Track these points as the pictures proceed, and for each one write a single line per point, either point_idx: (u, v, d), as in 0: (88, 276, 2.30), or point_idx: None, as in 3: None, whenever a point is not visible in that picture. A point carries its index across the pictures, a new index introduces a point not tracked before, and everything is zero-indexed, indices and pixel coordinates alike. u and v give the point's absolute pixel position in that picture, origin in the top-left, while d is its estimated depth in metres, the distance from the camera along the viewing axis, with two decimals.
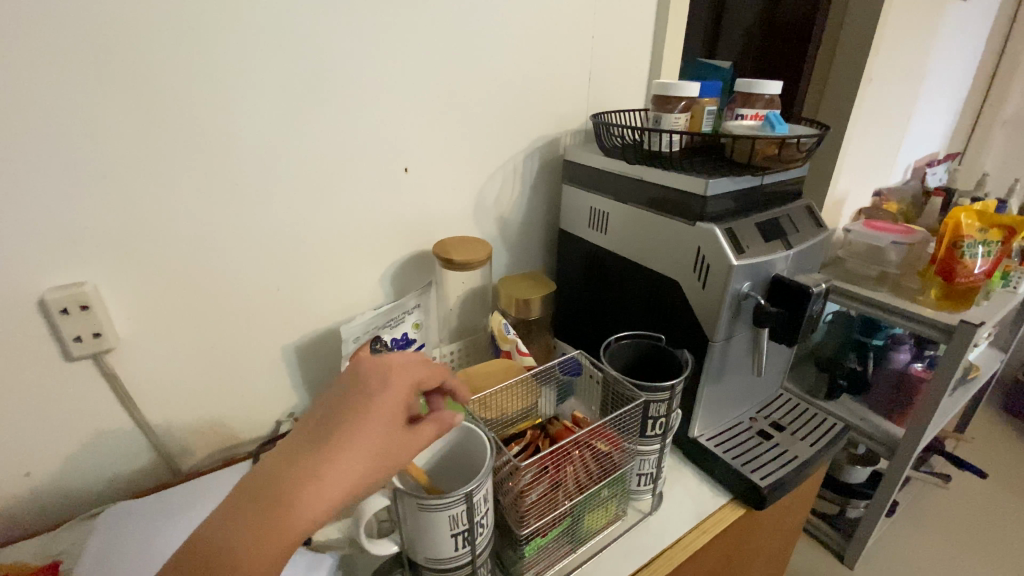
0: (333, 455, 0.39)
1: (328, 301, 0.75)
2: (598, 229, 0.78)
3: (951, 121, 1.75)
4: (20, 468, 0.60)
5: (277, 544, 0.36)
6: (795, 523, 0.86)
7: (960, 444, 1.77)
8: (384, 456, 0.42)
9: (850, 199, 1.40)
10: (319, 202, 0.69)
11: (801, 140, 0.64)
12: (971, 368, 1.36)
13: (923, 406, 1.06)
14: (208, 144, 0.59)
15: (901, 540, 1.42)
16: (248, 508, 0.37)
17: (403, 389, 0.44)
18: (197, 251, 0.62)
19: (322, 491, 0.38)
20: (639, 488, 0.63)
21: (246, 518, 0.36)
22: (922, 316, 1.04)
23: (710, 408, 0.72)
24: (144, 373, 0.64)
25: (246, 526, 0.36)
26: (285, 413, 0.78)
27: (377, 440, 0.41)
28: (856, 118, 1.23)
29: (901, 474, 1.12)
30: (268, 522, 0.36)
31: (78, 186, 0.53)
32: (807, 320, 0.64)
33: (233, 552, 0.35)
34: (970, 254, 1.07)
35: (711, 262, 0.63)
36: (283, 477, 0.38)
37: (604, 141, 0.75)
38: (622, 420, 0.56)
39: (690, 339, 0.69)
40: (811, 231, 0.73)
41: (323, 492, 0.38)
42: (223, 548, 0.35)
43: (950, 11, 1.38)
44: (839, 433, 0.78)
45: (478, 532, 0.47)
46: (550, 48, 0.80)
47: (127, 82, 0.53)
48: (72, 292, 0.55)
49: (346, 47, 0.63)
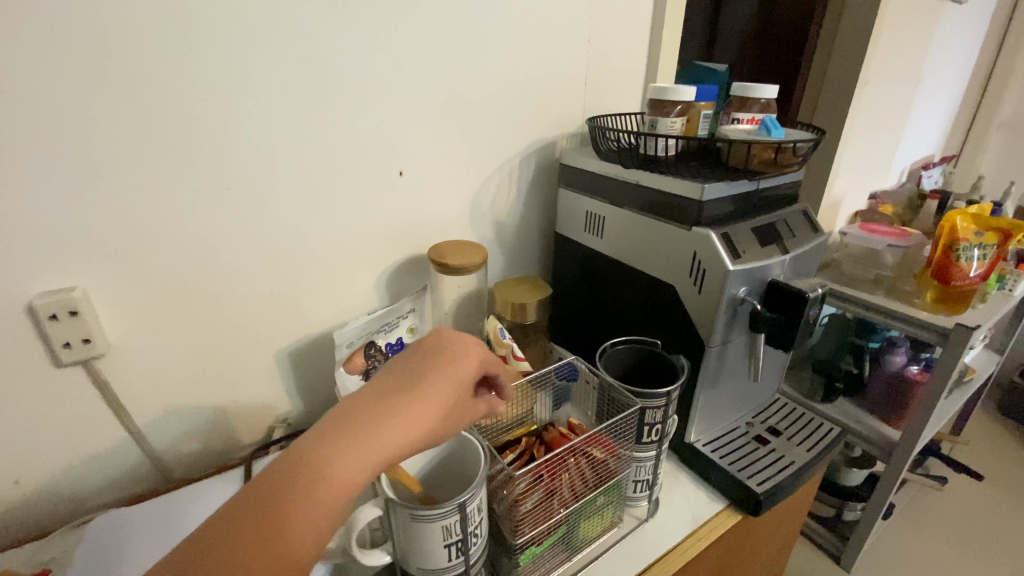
0: (422, 392, 0.40)
1: (323, 305, 0.75)
2: (594, 233, 0.78)
3: (946, 124, 1.76)
4: (10, 475, 0.59)
5: (366, 463, 0.35)
6: (793, 527, 0.85)
7: (955, 447, 1.78)
8: (458, 409, 0.43)
9: (846, 203, 1.40)
10: (314, 205, 0.68)
11: (797, 145, 0.64)
12: (966, 371, 1.36)
13: (919, 410, 1.06)
14: (201, 148, 0.58)
15: (897, 542, 1.42)
16: (342, 426, 0.37)
17: (481, 356, 0.46)
18: (190, 256, 0.62)
19: (412, 423, 0.38)
20: (636, 495, 0.63)
21: (342, 432, 0.36)
22: (917, 319, 1.04)
23: (706, 413, 0.72)
24: (136, 380, 0.64)
25: (342, 440, 0.36)
26: (279, 419, 0.77)
27: (457, 391, 0.43)
28: (852, 122, 1.23)
29: (897, 478, 1.12)
30: (362, 439, 0.36)
31: (69, 191, 0.53)
32: (804, 325, 0.63)
33: (325, 462, 0.34)
34: (966, 257, 1.07)
35: (707, 267, 0.62)
36: (377, 404, 0.38)
37: (600, 145, 0.75)
38: (618, 427, 0.56)
39: (686, 344, 0.68)
40: (808, 236, 0.73)
41: (412, 425, 0.38)
42: (315, 458, 0.34)
43: (945, 15, 1.39)
44: (835, 438, 0.77)
45: (472, 541, 0.47)
46: (547, 51, 0.80)
47: (119, 85, 0.52)
48: (60, 298, 0.55)
49: (341, 50, 0.63)
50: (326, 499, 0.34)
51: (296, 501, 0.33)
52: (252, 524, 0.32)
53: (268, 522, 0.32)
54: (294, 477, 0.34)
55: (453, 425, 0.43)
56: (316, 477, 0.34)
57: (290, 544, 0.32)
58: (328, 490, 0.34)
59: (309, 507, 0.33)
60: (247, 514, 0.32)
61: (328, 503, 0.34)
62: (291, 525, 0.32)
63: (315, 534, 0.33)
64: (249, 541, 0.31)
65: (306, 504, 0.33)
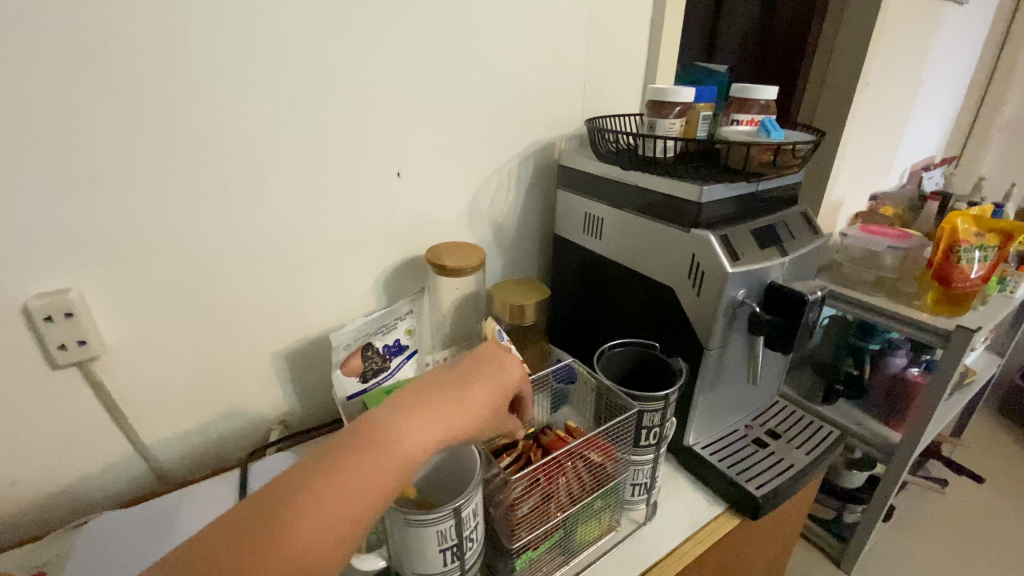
0: (475, 385, 0.47)
1: (320, 307, 0.74)
2: (593, 235, 0.78)
3: (947, 125, 1.75)
4: (6, 477, 0.59)
5: (431, 434, 0.41)
6: (793, 530, 0.85)
7: (956, 448, 1.77)
8: (501, 406, 0.49)
9: (846, 204, 1.40)
10: (312, 206, 0.68)
11: (797, 147, 0.63)
12: (967, 373, 1.36)
13: (920, 412, 1.05)
14: (198, 148, 0.58)
15: (897, 544, 1.42)
16: (413, 400, 0.43)
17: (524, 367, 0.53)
18: (186, 257, 0.61)
19: (466, 410, 0.45)
20: (634, 498, 0.62)
21: (413, 406, 0.42)
22: (916, 321, 1.04)
23: (705, 416, 0.71)
24: (133, 381, 0.63)
25: (413, 412, 0.42)
26: (277, 421, 0.77)
27: (503, 390, 0.49)
28: (852, 123, 1.23)
29: (897, 481, 1.11)
30: (429, 413, 0.42)
31: (64, 191, 0.52)
32: (803, 327, 0.63)
33: (400, 425, 0.40)
34: (967, 258, 1.06)
35: (705, 269, 0.62)
36: (440, 389, 0.45)
37: (599, 146, 0.75)
38: (615, 430, 0.56)
39: (684, 347, 0.68)
40: (807, 238, 0.72)
41: (466, 411, 0.44)
42: (393, 421, 0.40)
43: (946, 16, 1.38)
44: (835, 441, 0.77)
45: (467, 546, 0.46)
46: (546, 52, 0.79)
47: (114, 86, 0.52)
48: (56, 299, 0.54)
49: (338, 51, 0.63)
50: (398, 457, 0.39)
51: (375, 452, 0.38)
52: (340, 466, 0.37)
53: (352, 466, 0.37)
54: (375, 434, 0.39)
55: (494, 420, 0.48)
56: (392, 437, 0.39)
57: (367, 488, 0.37)
58: (402, 450, 0.39)
59: (385, 460, 0.38)
60: (334, 457, 0.38)
61: (401, 460, 0.39)
62: (371, 472, 0.37)
63: (385, 484, 0.38)
64: (335, 478, 0.36)
65: (384, 457, 0.38)
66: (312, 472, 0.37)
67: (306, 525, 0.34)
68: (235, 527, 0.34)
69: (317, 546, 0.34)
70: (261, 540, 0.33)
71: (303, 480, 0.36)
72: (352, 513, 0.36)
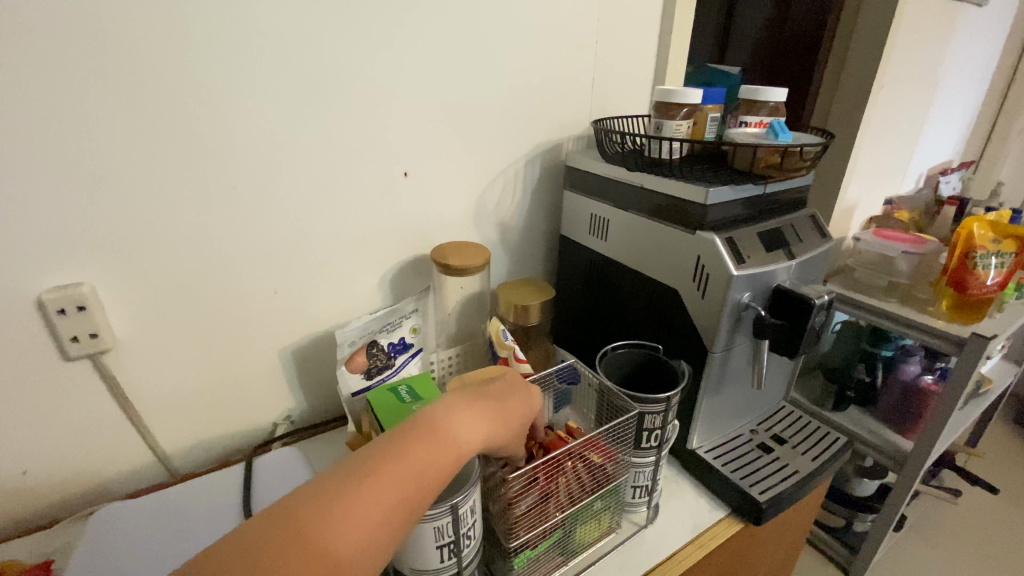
0: (509, 399, 0.50)
1: (326, 305, 0.75)
2: (599, 236, 0.78)
3: (966, 128, 1.72)
4: (17, 466, 0.60)
5: (470, 439, 0.44)
6: (798, 537, 0.84)
7: (971, 459, 1.74)
8: (527, 422, 0.52)
9: (859, 208, 1.38)
10: (318, 205, 0.69)
11: (805, 149, 0.63)
12: (983, 382, 1.33)
13: (933, 421, 1.03)
14: (207, 147, 0.59)
15: (907, 554, 1.40)
16: (455, 407, 0.45)
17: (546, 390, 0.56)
18: (195, 254, 0.63)
19: (497, 420, 0.47)
20: (634, 501, 0.62)
21: (455, 412, 0.45)
22: (929, 327, 1.02)
23: (709, 419, 0.71)
24: (141, 374, 0.65)
25: (455, 418, 0.44)
26: (283, 417, 0.78)
27: (527, 409, 0.51)
28: (866, 126, 1.21)
29: (907, 489, 1.09)
30: (465, 421, 0.44)
31: (74, 186, 0.54)
32: (809, 332, 0.62)
33: (445, 427, 0.43)
34: (983, 264, 1.04)
35: (710, 272, 0.62)
36: (473, 401, 0.47)
37: (605, 148, 0.75)
38: (616, 432, 0.56)
39: (688, 349, 0.68)
40: (815, 241, 0.72)
41: (499, 423, 0.47)
42: (434, 425, 0.42)
43: (963, 19, 1.36)
44: (842, 448, 0.76)
45: (465, 544, 0.47)
46: (553, 53, 0.80)
47: (126, 85, 0.53)
48: (68, 293, 0.56)
49: (345, 51, 0.63)
50: (443, 456, 0.41)
51: (422, 449, 0.40)
52: (391, 460, 0.39)
53: (403, 460, 0.39)
54: (422, 433, 0.41)
55: (521, 434, 0.51)
56: (439, 437, 0.42)
57: (414, 483, 0.39)
58: (446, 451, 0.41)
59: (431, 458, 0.40)
60: (384, 452, 0.39)
61: (445, 459, 0.41)
62: (420, 468, 0.39)
63: (430, 481, 0.39)
64: (388, 470, 0.38)
65: (429, 455, 0.40)
66: (362, 465, 0.38)
67: (360, 512, 0.35)
68: (286, 515, 0.34)
69: (369, 533, 0.35)
70: (316, 526, 0.34)
71: (355, 471, 0.37)
72: (401, 505, 0.37)
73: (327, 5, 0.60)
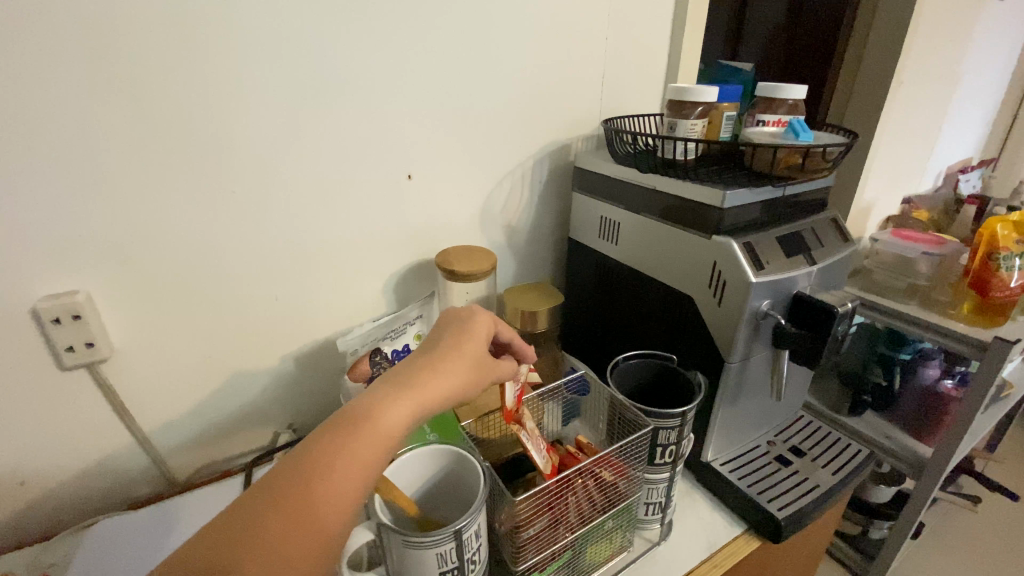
0: (451, 354, 0.44)
1: (329, 311, 0.73)
2: (608, 239, 0.75)
3: (986, 125, 1.67)
4: (15, 476, 0.59)
5: (408, 409, 0.39)
6: (816, 552, 0.81)
7: (989, 464, 1.69)
8: (483, 373, 0.46)
9: (877, 208, 1.34)
10: (321, 209, 0.67)
11: (828, 149, 0.60)
12: (1005, 387, 1.28)
13: (954, 429, 0.97)
14: (206, 150, 0.57)
15: (923, 563, 1.36)
16: (390, 382, 0.40)
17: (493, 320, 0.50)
18: (195, 259, 0.61)
19: (441, 380, 0.42)
20: (647, 518, 0.60)
21: (390, 386, 0.40)
22: (949, 331, 0.97)
23: (724, 431, 0.68)
24: (140, 383, 0.63)
25: (389, 391, 0.39)
26: (285, 425, 0.77)
27: (479, 361, 0.46)
28: (885, 125, 1.17)
29: (925, 500, 1.05)
30: (400, 396, 0.39)
31: (63, 190, 0.52)
32: (832, 341, 0.59)
33: (373, 404, 0.38)
34: (1006, 266, 1.00)
35: (728, 279, 0.59)
36: (408, 371, 0.42)
37: (616, 148, 0.72)
38: (630, 448, 0.53)
39: (704, 359, 0.65)
40: (836, 245, 0.68)
41: (444, 380, 0.42)
42: (361, 407, 0.37)
43: (986, 12, 1.31)
44: (863, 460, 0.73)
45: (470, 568, 0.45)
46: (562, 50, 0.77)
47: (117, 84, 0.51)
48: (63, 301, 0.54)
49: (348, 51, 0.61)
50: (378, 433, 0.37)
51: (355, 436, 0.36)
52: (318, 453, 0.34)
53: (335, 451, 0.35)
54: (355, 418, 0.37)
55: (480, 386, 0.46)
56: (371, 418, 0.37)
57: (352, 471, 0.35)
58: (380, 428, 0.37)
59: (369, 442, 0.36)
60: (312, 445, 0.35)
61: (382, 435, 0.37)
62: (355, 452, 0.35)
63: (373, 461, 0.36)
64: (317, 463, 0.34)
65: (359, 441, 0.36)
66: (285, 471, 0.34)
67: (300, 510, 0.32)
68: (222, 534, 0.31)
69: (316, 528, 0.32)
70: (256, 535, 0.31)
71: (285, 472, 0.34)
72: (340, 494, 0.34)
73: (342, 11, 0.59)
